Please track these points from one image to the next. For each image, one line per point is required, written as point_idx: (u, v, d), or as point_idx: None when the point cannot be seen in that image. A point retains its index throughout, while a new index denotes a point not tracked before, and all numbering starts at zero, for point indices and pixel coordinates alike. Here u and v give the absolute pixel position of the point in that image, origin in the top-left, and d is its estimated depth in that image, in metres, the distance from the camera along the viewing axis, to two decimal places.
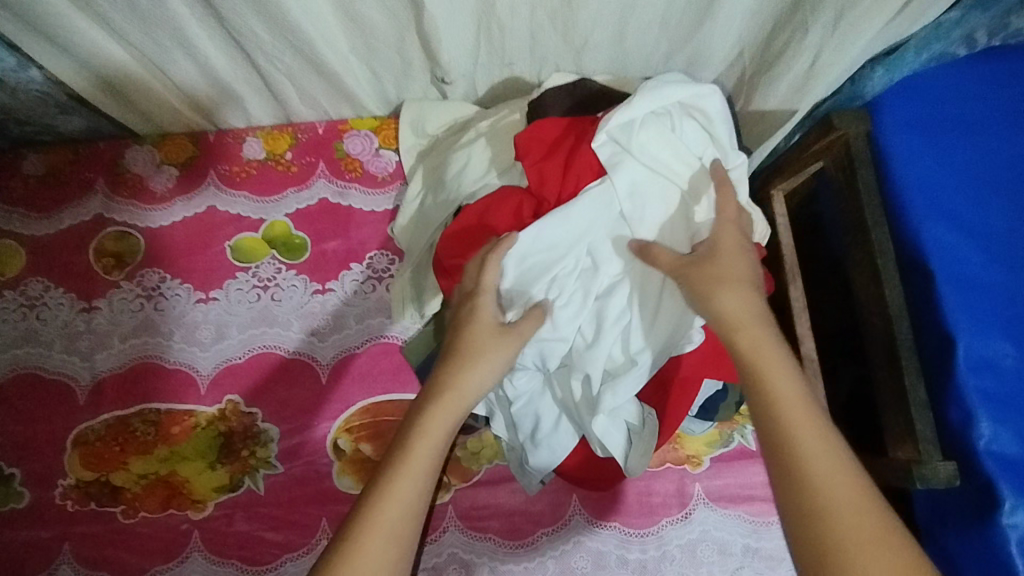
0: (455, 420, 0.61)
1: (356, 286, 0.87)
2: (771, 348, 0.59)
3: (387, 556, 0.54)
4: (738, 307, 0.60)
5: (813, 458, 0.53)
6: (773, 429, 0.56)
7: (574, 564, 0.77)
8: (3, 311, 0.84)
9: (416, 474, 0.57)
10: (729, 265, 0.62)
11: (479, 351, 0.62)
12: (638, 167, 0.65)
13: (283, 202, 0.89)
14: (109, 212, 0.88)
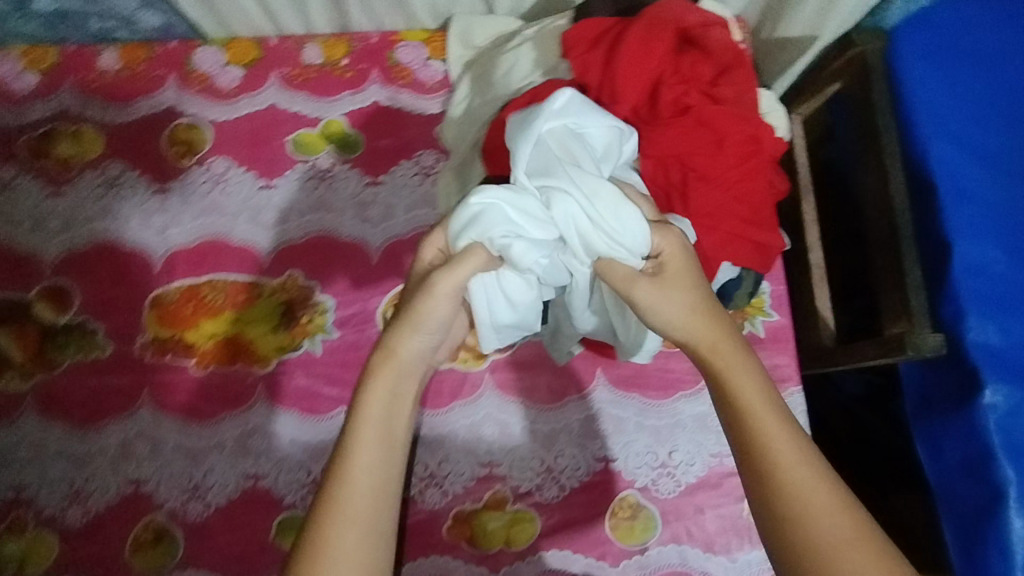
0: (395, 384, 0.63)
1: (405, 180, 0.95)
2: (737, 357, 0.62)
3: (358, 540, 0.57)
4: (698, 323, 0.63)
5: (785, 464, 0.58)
6: (744, 440, 0.60)
7: (596, 427, 0.86)
8: (85, 187, 0.92)
9: (367, 449, 0.60)
10: (682, 286, 0.63)
11: (416, 312, 0.64)
12: (565, 205, 0.63)
13: (339, 103, 0.97)
14: (181, 104, 0.96)
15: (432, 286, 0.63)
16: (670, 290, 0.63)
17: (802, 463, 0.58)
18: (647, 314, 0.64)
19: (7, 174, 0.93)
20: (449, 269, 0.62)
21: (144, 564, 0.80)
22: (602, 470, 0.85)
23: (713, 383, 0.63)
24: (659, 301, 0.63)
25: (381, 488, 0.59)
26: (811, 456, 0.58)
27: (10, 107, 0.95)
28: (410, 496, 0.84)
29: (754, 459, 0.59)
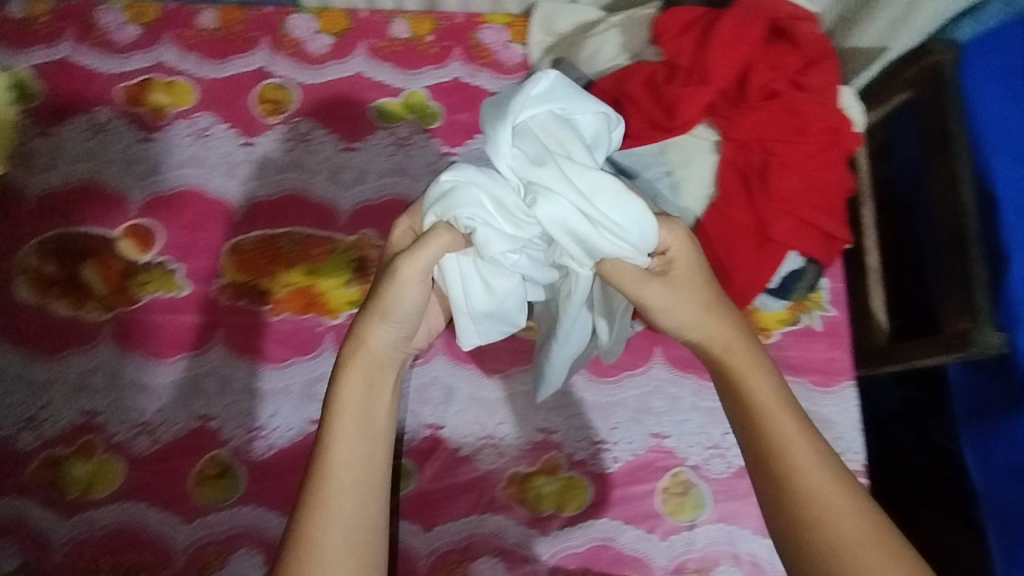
0: (368, 372, 0.69)
1: (480, 153, 0.98)
2: (748, 362, 0.69)
3: (350, 517, 0.62)
4: (708, 326, 0.71)
5: (800, 464, 0.62)
6: (758, 441, 0.65)
7: (651, 403, 0.88)
8: (175, 136, 0.96)
9: (347, 439, 0.66)
10: (685, 284, 0.70)
11: (382, 305, 0.69)
12: (559, 203, 0.64)
13: (421, 76, 1.01)
14: (271, 66, 1.00)
15: (395, 276, 0.67)
16: (681, 294, 0.70)
17: (815, 463, 0.62)
18: (664, 312, 0.70)
19: (101, 117, 0.96)
20: (410, 258, 0.66)
21: (206, 497, 0.82)
22: (655, 445, 0.87)
23: (726, 387, 0.69)
24: (672, 300, 0.70)
25: (366, 474, 0.65)
26: (823, 457, 0.63)
27: (110, 55, 0.99)
28: (467, 455, 0.86)
29: (766, 461, 0.64)
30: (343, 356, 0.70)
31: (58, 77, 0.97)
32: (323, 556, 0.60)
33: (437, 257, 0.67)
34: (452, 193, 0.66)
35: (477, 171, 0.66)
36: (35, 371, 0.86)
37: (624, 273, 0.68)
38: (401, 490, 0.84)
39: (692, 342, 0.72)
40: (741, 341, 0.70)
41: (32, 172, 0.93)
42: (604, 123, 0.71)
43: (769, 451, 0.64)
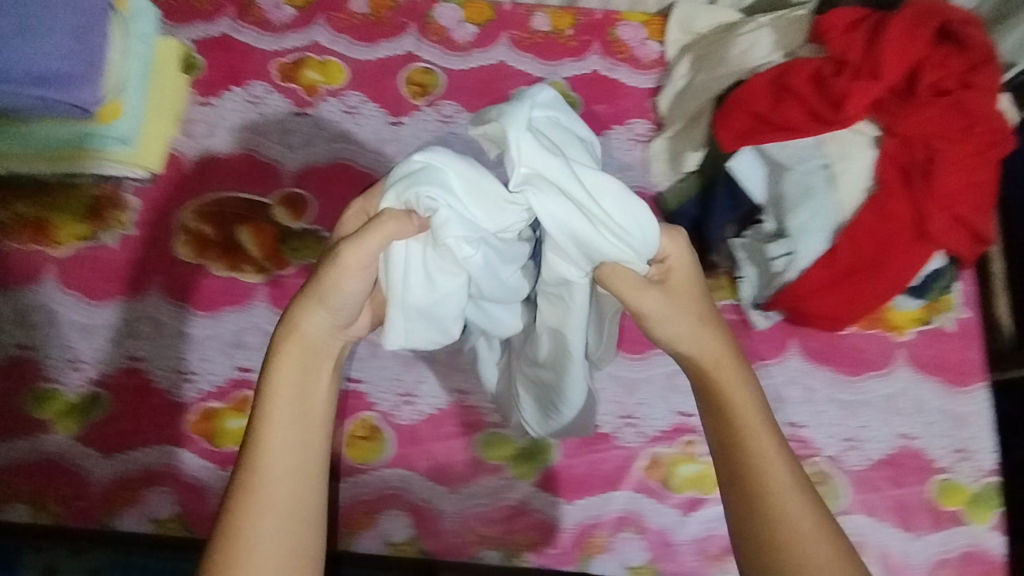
0: (305, 360, 0.64)
1: (618, 143, 1.01)
2: (733, 380, 0.67)
3: (283, 517, 0.58)
4: (700, 342, 0.68)
5: (774, 488, 0.63)
6: (737, 466, 0.64)
7: (788, 393, 0.90)
8: (327, 112, 1.00)
9: (276, 433, 0.61)
10: (685, 302, 0.68)
11: (323, 288, 0.63)
12: (564, 201, 0.60)
13: (561, 68, 1.04)
14: (418, 50, 1.03)
15: (337, 260, 0.61)
16: (677, 304, 0.68)
17: (793, 493, 0.62)
18: (654, 322, 0.68)
19: (258, 91, 1.00)
20: (353, 242, 0.60)
21: (358, 458, 0.85)
22: (791, 434, 0.89)
23: (710, 404, 0.67)
24: (671, 310, 0.67)
25: (297, 472, 0.60)
26: (798, 488, 0.63)
27: (268, 33, 1.02)
28: (608, 432, 0.88)
29: (744, 484, 0.64)
30: (281, 338, 0.64)
31: (218, 51, 1.01)
32: (255, 560, 0.56)
33: (381, 245, 0.60)
34: (412, 175, 0.60)
35: (451, 155, 0.62)
36: (193, 328, 0.90)
37: (625, 279, 0.65)
38: (544, 463, 0.86)
39: (679, 353, 0.69)
40: (730, 358, 0.68)
41: (193, 139, 0.97)
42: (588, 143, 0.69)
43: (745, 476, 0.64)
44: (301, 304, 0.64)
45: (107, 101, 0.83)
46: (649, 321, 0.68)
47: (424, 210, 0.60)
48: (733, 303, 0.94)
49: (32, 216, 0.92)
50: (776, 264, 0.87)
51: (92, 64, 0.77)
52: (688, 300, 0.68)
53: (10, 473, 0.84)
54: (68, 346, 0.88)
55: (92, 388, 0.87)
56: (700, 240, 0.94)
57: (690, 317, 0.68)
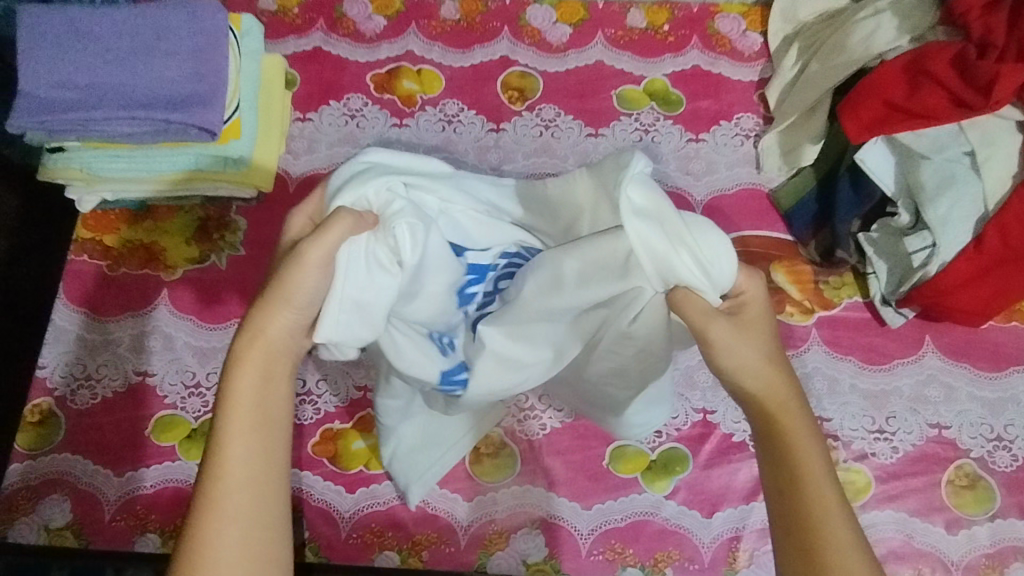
0: (271, 364, 0.60)
1: (727, 139, 0.97)
2: (798, 428, 0.59)
3: (243, 533, 0.54)
4: (764, 380, 0.61)
5: (830, 547, 0.55)
6: (794, 515, 0.57)
7: (928, 392, 0.86)
8: (426, 122, 0.98)
9: (241, 441, 0.57)
10: (758, 333, 0.62)
11: (274, 290, 0.60)
12: (662, 229, 0.59)
13: (661, 64, 1.00)
14: (514, 54, 1.01)
15: (298, 255, 0.59)
16: (743, 342, 0.61)
17: (851, 556, 0.54)
18: (718, 360, 0.62)
19: (356, 104, 0.98)
20: (316, 238, 0.59)
21: (486, 477, 0.83)
22: (936, 436, 0.85)
23: (774, 449, 0.59)
24: (734, 346, 0.61)
25: (257, 481, 0.56)
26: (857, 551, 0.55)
27: (360, 45, 1.01)
28: (742, 441, 0.84)
29: (798, 532, 0.56)
30: (233, 352, 0.60)
31: (312, 65, 1.00)
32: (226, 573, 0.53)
33: (341, 243, 0.60)
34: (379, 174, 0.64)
35: (391, 154, 0.68)
36: None
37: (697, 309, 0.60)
38: (678, 475, 0.83)
39: (739, 389, 0.62)
40: (793, 405, 0.60)
41: (295, 155, 0.96)
42: None
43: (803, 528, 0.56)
44: (259, 308, 0.61)
45: (230, 119, 0.83)
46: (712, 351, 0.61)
47: (385, 209, 0.62)
48: (861, 300, 0.90)
49: (144, 241, 0.92)
50: (915, 259, 0.84)
51: (217, 85, 0.79)
52: (751, 338, 0.61)
53: (134, 503, 0.82)
54: (186, 371, 0.87)
55: (212, 414, 0.85)
56: (825, 235, 0.90)
57: (752, 356, 0.61)
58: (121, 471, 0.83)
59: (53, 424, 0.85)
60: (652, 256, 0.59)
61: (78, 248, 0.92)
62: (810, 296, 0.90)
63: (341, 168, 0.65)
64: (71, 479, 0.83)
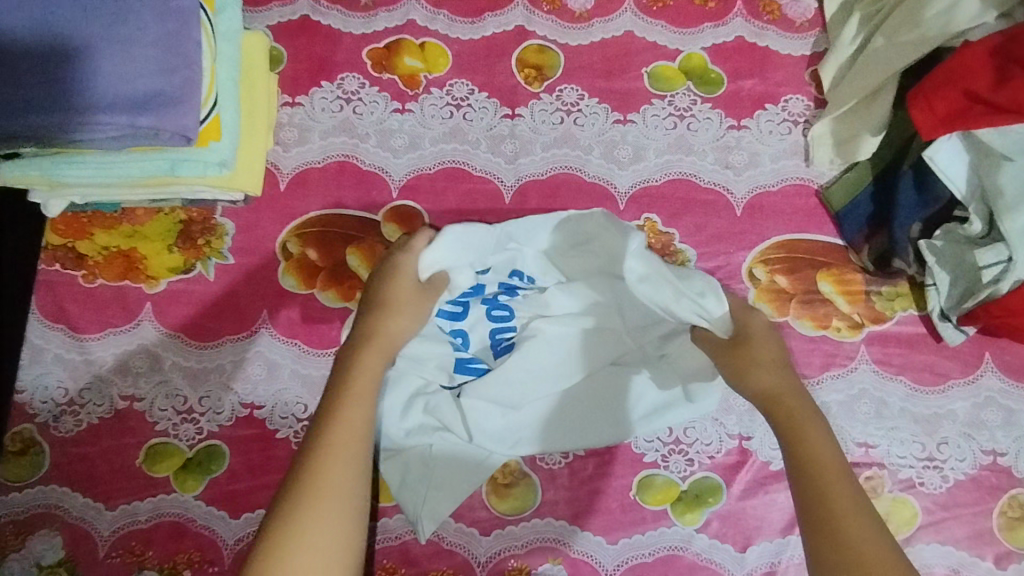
0: (382, 355, 0.73)
1: (772, 126, 0.85)
2: (807, 419, 0.68)
3: (348, 476, 0.64)
4: (773, 380, 0.71)
5: (845, 515, 0.61)
6: (811, 487, 0.63)
7: (984, 417, 0.79)
8: (431, 106, 0.86)
9: (343, 418, 0.67)
10: (764, 346, 0.73)
11: (396, 303, 0.75)
12: (660, 288, 0.75)
13: (699, 35, 0.87)
14: (531, 24, 0.88)
15: (423, 292, 0.76)
16: (754, 352, 0.72)
17: (861, 521, 0.60)
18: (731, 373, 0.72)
19: (351, 85, 0.87)
20: (433, 287, 0.76)
21: (505, 509, 0.78)
22: (989, 464, 0.79)
23: (789, 436, 0.67)
24: (746, 356, 0.72)
25: (345, 452, 0.65)
26: (866, 517, 0.61)
27: (354, 13, 0.88)
28: (780, 470, 0.79)
29: (821, 504, 0.62)
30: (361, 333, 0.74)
31: (300, 38, 0.87)
32: (304, 534, 0.60)
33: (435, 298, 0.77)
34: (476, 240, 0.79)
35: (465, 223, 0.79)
36: (306, 368, 0.81)
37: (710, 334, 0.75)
38: (710, 507, 0.78)
39: (753, 395, 0.71)
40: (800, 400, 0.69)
41: (285, 147, 0.85)
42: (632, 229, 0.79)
43: (821, 497, 0.62)
44: (381, 310, 0.74)
45: (207, 119, 0.71)
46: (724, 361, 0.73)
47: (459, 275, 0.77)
48: (918, 314, 0.81)
49: (121, 248, 0.83)
50: (986, 274, 0.75)
51: (190, 82, 0.67)
52: (761, 348, 0.72)
53: (131, 538, 0.77)
54: (177, 396, 0.80)
55: (209, 441, 0.79)
56: (879, 241, 0.81)
57: (764, 360, 0.72)
58: (114, 505, 0.78)
59: (36, 454, 0.79)
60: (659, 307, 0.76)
61: (49, 257, 0.83)
62: (860, 309, 0.81)
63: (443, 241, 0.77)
64: (61, 513, 0.77)
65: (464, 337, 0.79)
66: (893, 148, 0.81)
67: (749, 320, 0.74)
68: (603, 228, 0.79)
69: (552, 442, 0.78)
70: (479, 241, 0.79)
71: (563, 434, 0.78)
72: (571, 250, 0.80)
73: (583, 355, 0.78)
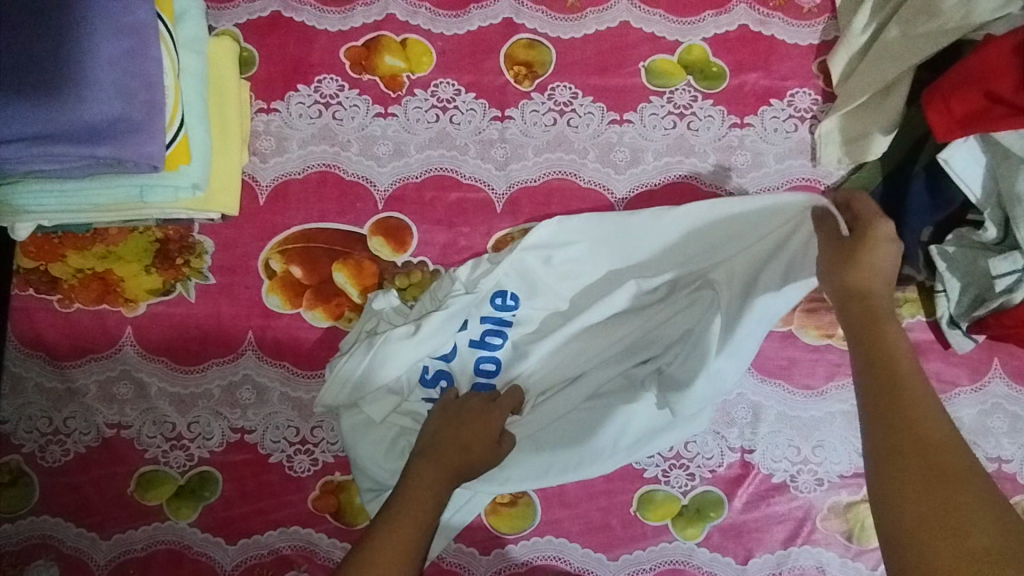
0: (445, 481, 0.64)
1: (777, 124, 0.81)
2: (883, 319, 0.59)
3: None
4: (865, 277, 0.63)
5: (903, 382, 0.52)
6: (874, 361, 0.55)
7: (990, 424, 0.77)
8: (415, 110, 0.82)
9: (400, 533, 0.58)
10: (883, 249, 0.64)
11: (477, 441, 0.68)
12: (700, 301, 0.75)
13: (699, 25, 0.83)
14: (520, 16, 0.83)
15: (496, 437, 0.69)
16: (860, 256, 0.64)
17: (927, 406, 0.50)
18: (824, 271, 0.66)
19: (329, 88, 0.82)
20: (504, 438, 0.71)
21: (503, 528, 0.76)
22: (994, 471, 0.76)
23: (862, 329, 0.59)
24: (846, 255, 0.65)
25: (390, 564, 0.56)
26: (936, 408, 0.50)
27: (330, 9, 0.83)
28: (783, 482, 0.77)
29: (881, 371, 0.54)
30: (430, 447, 0.67)
31: (277, 39, 0.83)
32: None
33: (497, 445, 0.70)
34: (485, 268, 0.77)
35: (479, 259, 0.78)
36: (296, 391, 0.79)
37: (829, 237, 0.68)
38: (711, 521, 0.76)
39: (841, 289, 0.63)
40: (885, 301, 0.61)
41: (263, 158, 0.81)
42: (639, 242, 0.77)
43: (881, 368, 0.54)
44: (460, 449, 0.67)
45: (174, 143, 0.67)
46: (836, 253, 0.66)
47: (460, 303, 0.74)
48: (925, 320, 0.79)
49: (97, 271, 0.80)
50: (998, 284, 0.72)
51: (151, 107, 0.63)
52: (870, 256, 0.64)
53: (126, 568, 0.75)
54: (165, 422, 0.78)
55: (200, 468, 0.77)
56: None
57: (866, 265, 0.63)
58: (108, 533, 0.76)
59: (26, 485, 0.76)
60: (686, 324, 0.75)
61: (22, 281, 0.80)
62: None
63: (467, 270, 0.77)
64: (56, 544, 0.75)
65: (448, 381, 0.75)
66: (903, 148, 0.77)
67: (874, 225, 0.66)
68: (603, 235, 0.77)
69: (550, 475, 0.74)
70: (486, 269, 0.76)
71: (562, 464, 0.74)
72: (559, 263, 0.77)
73: (578, 383, 0.75)
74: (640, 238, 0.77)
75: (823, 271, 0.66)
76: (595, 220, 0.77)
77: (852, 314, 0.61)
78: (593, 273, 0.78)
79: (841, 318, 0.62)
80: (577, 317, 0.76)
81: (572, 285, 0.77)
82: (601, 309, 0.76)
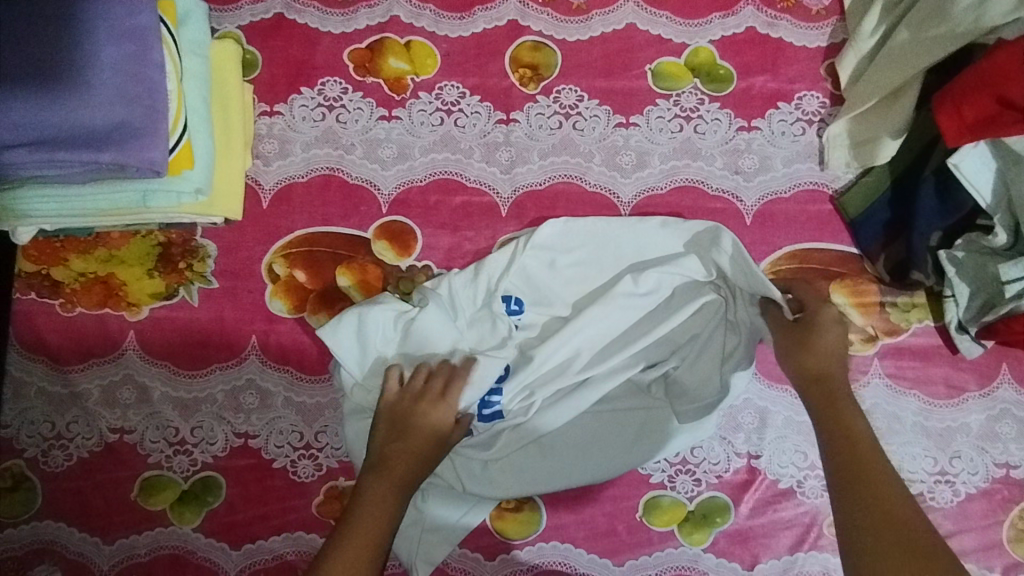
0: (404, 489, 0.69)
1: (785, 127, 0.81)
2: (844, 401, 0.70)
3: None
4: (821, 360, 0.72)
5: (879, 478, 0.64)
6: (848, 453, 0.66)
7: (998, 430, 0.76)
8: (420, 112, 0.81)
9: (356, 550, 0.65)
10: (828, 329, 0.73)
11: (430, 431, 0.71)
12: (711, 308, 0.75)
13: (706, 27, 0.82)
14: (525, 19, 0.82)
15: (434, 402, 0.71)
16: (815, 338, 0.72)
17: (893, 488, 0.63)
18: (782, 351, 0.73)
19: (332, 91, 0.81)
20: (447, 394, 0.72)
21: (510, 533, 0.75)
22: (1002, 477, 0.75)
23: (825, 412, 0.69)
24: (802, 339, 0.72)
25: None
26: (899, 487, 0.64)
27: (334, 11, 0.83)
28: (789, 488, 0.76)
29: (856, 465, 0.65)
30: (385, 454, 0.70)
31: (279, 41, 0.82)
32: None
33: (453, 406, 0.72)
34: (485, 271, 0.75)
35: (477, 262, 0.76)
36: (300, 396, 0.78)
37: (779, 323, 0.73)
38: (718, 527, 0.75)
39: (800, 376, 0.72)
40: (839, 379, 0.71)
41: (266, 161, 0.80)
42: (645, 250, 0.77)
43: (854, 460, 0.65)
44: (410, 438, 0.70)
45: (178, 147, 0.67)
46: (796, 335, 0.73)
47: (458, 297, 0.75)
48: (934, 324, 0.78)
49: (99, 275, 0.80)
50: (1008, 289, 0.72)
51: (153, 112, 0.63)
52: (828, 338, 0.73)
53: (130, 573, 0.74)
54: (168, 427, 0.77)
55: (204, 473, 0.77)
56: (897, 248, 0.77)
57: (820, 347, 0.72)
58: (111, 539, 0.75)
59: (29, 490, 0.76)
60: (696, 332, 0.75)
61: (23, 285, 0.80)
62: (874, 321, 0.78)
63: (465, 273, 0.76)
64: (59, 549, 0.75)
65: None
66: (912, 152, 0.76)
67: (817, 309, 0.74)
68: (611, 242, 0.77)
69: (561, 480, 0.74)
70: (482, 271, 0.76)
71: (571, 470, 0.74)
72: (563, 267, 0.76)
73: (584, 387, 0.74)
74: (647, 249, 0.77)
75: (784, 353, 0.73)
76: (603, 226, 0.77)
77: (815, 399, 0.71)
78: (600, 277, 0.77)
79: (800, 394, 0.72)
80: (578, 321, 0.74)
81: (579, 289, 0.77)
82: (608, 314, 0.75)
